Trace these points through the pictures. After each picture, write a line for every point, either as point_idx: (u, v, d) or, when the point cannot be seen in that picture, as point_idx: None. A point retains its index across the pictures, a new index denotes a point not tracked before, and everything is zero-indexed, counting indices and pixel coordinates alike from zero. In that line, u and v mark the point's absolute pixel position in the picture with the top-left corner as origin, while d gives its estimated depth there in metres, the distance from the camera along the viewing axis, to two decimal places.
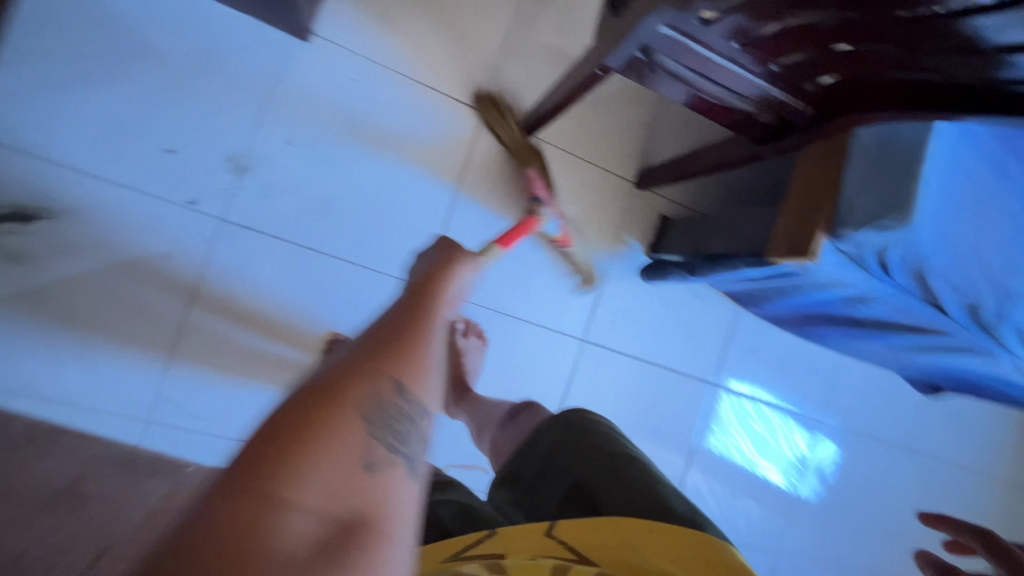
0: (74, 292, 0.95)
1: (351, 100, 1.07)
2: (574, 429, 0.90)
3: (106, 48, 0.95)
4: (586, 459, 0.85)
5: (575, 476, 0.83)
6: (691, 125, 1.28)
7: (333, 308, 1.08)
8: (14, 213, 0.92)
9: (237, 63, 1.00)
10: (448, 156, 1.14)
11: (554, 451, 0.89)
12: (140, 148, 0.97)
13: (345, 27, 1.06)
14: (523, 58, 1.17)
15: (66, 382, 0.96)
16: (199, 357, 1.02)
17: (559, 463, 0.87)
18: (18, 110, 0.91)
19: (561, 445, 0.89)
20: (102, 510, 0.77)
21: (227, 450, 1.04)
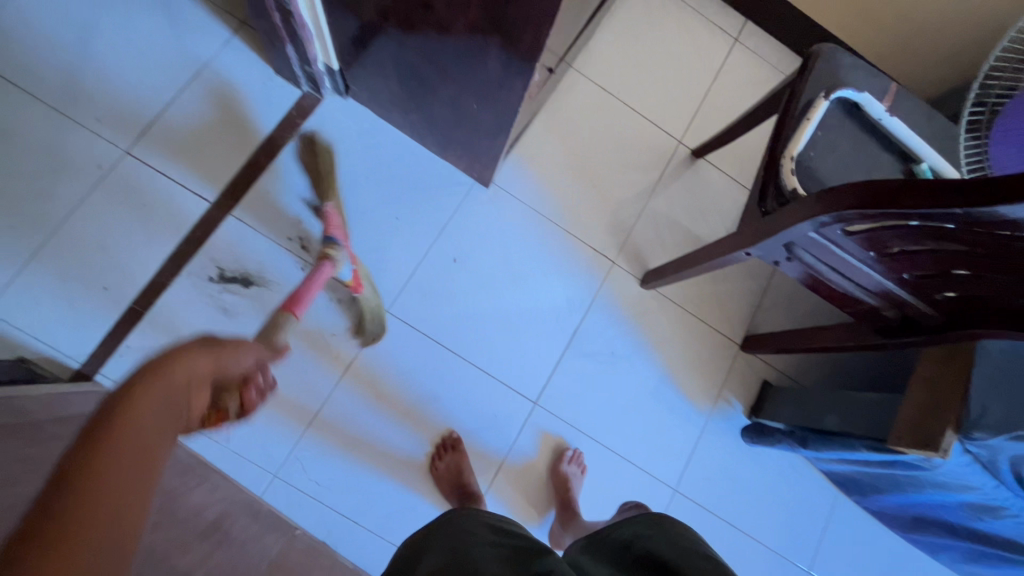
0: None
1: (509, 235, 1.30)
2: (659, 524, 0.73)
3: (343, 171, 1.24)
4: (665, 544, 0.67)
5: (651, 557, 0.65)
6: (798, 302, 1.39)
7: (454, 407, 1.19)
8: (238, 277, 1.15)
9: (431, 195, 1.27)
10: (577, 292, 1.31)
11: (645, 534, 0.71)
12: (343, 245, 1.21)
13: (517, 181, 1.32)
14: (653, 224, 1.38)
15: (223, 424, 1.09)
16: (332, 426, 1.13)
17: (636, 549, 0.68)
18: (269, 203, 1.20)
19: (639, 535, 0.71)
20: (239, 551, 0.84)
21: (330, 521, 1.09)
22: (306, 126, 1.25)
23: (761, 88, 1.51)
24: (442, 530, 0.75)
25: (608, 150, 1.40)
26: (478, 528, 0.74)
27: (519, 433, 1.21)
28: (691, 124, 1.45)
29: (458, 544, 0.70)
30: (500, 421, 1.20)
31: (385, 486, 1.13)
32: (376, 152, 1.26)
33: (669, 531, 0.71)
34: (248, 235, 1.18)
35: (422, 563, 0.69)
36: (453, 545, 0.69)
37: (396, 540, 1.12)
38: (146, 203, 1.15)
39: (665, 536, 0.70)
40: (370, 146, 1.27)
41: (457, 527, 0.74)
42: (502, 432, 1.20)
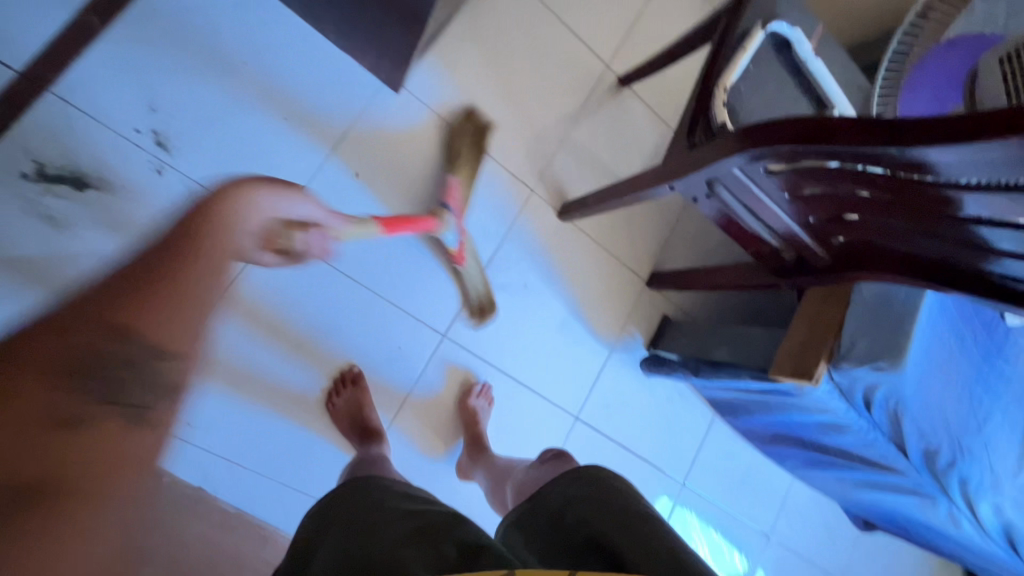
0: (100, 266, 0.91)
1: (420, 153, 1.16)
2: (593, 479, 0.73)
3: (211, 50, 0.99)
4: (599, 508, 0.67)
5: (588, 528, 0.66)
6: (702, 243, 1.45)
7: (356, 339, 1.09)
8: (66, 176, 0.90)
9: (328, 94, 1.07)
10: (493, 220, 1.23)
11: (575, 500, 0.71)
12: (214, 145, 0.99)
13: (432, 89, 1.17)
14: (574, 154, 1.32)
15: None
16: (205, 361, 0.97)
17: (569, 520, 0.69)
18: (105, 81, 0.92)
19: (570, 500, 0.71)
20: None
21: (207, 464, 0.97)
22: None
23: (692, 18, 1.46)
24: (352, 502, 0.69)
25: (535, 65, 1.28)
26: (390, 499, 0.69)
27: (424, 367, 1.15)
28: (621, 47, 1.37)
29: (373, 520, 0.64)
30: (406, 354, 1.13)
31: (273, 424, 1.02)
32: (255, 31, 1.02)
33: (605, 489, 0.71)
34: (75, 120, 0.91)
35: (328, 543, 0.64)
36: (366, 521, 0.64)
37: (286, 480, 1.03)
38: None
39: (600, 497, 0.70)
40: (247, 22, 1.02)
41: (369, 501, 0.68)
42: (408, 365, 1.14)
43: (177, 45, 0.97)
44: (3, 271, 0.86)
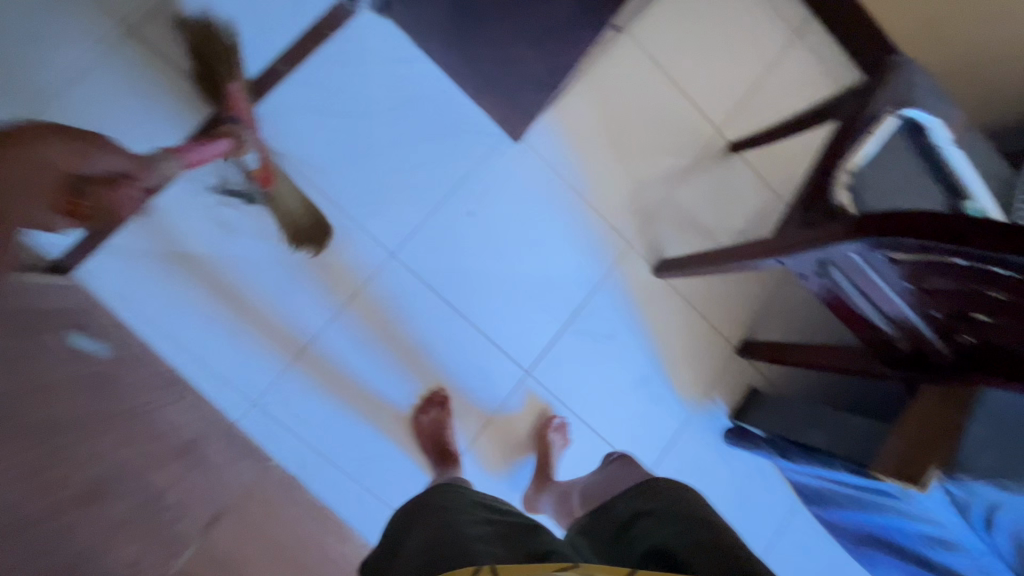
0: (252, 269, 1.07)
1: (529, 198, 1.24)
2: (651, 489, 0.73)
3: (367, 97, 1.15)
4: (660, 522, 0.68)
5: (650, 538, 0.67)
6: (801, 316, 1.39)
7: (448, 364, 1.16)
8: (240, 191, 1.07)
9: (457, 139, 1.19)
10: (588, 268, 1.27)
11: (641, 512, 0.71)
12: (357, 176, 1.13)
13: (548, 142, 1.26)
14: (676, 213, 1.34)
15: (208, 342, 1.04)
16: (320, 363, 1.09)
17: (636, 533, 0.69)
18: (282, 117, 1.11)
19: (637, 512, 0.72)
20: (213, 475, 0.82)
21: (304, 456, 1.07)
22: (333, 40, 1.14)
23: (811, 91, 1.45)
24: (433, 499, 0.75)
25: (647, 127, 1.33)
26: (466, 502, 0.73)
27: (505, 399, 1.20)
28: (734, 115, 1.39)
29: (449, 518, 0.69)
30: (490, 384, 1.19)
31: (364, 430, 1.11)
32: (405, 83, 1.17)
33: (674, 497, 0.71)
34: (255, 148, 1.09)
35: (413, 535, 0.70)
36: (447, 517, 0.69)
37: (367, 485, 1.11)
38: (148, 92, 1.04)
39: (668, 506, 0.69)
40: (400, 75, 1.17)
41: (446, 502, 0.73)
42: (490, 395, 1.19)
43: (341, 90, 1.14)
44: (180, 264, 1.04)
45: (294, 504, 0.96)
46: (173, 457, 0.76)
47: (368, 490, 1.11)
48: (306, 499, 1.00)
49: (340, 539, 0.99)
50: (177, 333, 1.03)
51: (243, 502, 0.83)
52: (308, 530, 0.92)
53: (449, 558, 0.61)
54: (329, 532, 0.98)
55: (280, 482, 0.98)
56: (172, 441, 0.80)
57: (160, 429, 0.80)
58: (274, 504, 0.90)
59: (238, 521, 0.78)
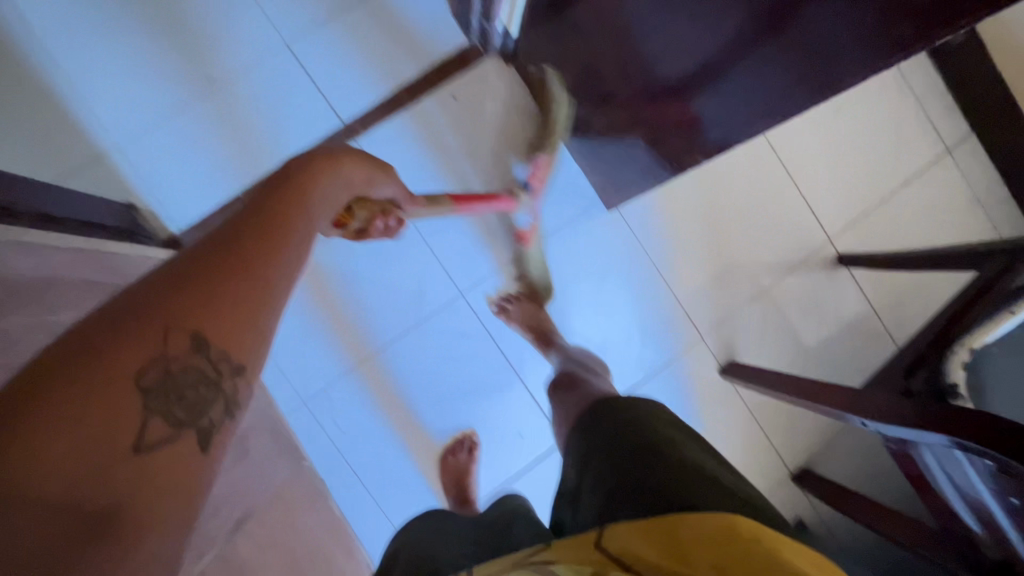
0: (332, 278, 1.13)
1: (608, 268, 1.22)
2: (597, 414, 0.74)
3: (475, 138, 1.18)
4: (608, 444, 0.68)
5: (597, 458, 0.68)
6: (873, 458, 1.25)
7: (487, 412, 1.17)
8: None
9: (551, 195, 1.20)
10: (651, 351, 1.23)
11: (589, 448, 0.71)
12: (447, 213, 1.16)
13: (641, 215, 1.22)
14: (760, 315, 1.25)
15: (278, 335, 1.12)
16: (370, 382, 1.14)
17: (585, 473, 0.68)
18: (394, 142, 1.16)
19: (588, 447, 0.71)
20: (253, 472, 0.87)
21: (335, 463, 1.12)
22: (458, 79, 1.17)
23: (949, 216, 1.30)
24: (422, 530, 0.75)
25: (749, 220, 1.25)
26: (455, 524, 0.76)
27: (533, 461, 1.18)
28: (851, 226, 1.28)
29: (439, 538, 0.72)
30: (523, 443, 1.18)
31: (394, 454, 1.14)
32: (515, 131, 1.19)
33: (625, 415, 0.71)
34: None
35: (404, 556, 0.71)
36: (436, 540, 0.71)
37: (385, 507, 1.14)
38: (284, 100, 1.10)
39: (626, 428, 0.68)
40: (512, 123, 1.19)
41: (441, 521, 0.76)
42: (520, 454, 1.18)
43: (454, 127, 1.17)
44: None
45: (315, 510, 1.00)
46: (224, 450, 0.82)
47: (382, 512, 1.14)
48: (326, 507, 1.05)
49: (348, 556, 1.02)
50: None
51: (270, 510, 0.87)
52: (320, 542, 0.96)
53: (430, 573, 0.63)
54: (339, 546, 1.01)
55: (308, 485, 1.03)
56: (227, 432, 0.86)
57: (220, 418, 0.86)
58: (297, 510, 0.95)
59: (263, 528, 0.83)
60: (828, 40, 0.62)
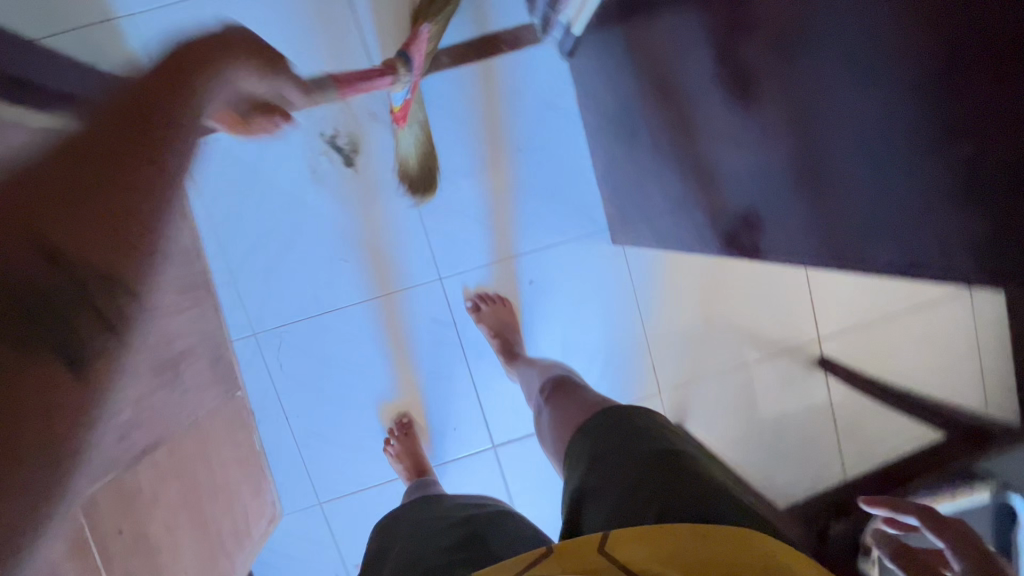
0: (316, 222, 1.09)
1: (593, 297, 1.18)
2: (592, 427, 0.71)
3: (504, 126, 1.11)
4: (609, 456, 0.64)
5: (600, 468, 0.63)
6: None
7: (428, 400, 1.16)
8: (345, 149, 1.08)
9: (561, 209, 1.15)
10: (608, 391, 1.21)
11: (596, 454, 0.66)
12: (451, 192, 1.11)
13: (644, 259, 1.18)
14: (724, 392, 1.24)
15: (247, 261, 1.09)
16: (325, 334, 1.12)
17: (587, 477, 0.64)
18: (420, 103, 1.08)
19: (595, 452, 0.66)
20: (178, 397, 0.86)
21: (268, 400, 1.13)
22: (506, 58, 1.09)
23: (948, 356, 1.24)
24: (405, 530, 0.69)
25: (747, 295, 1.22)
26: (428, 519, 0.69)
27: (457, 459, 1.18)
28: (845, 333, 1.23)
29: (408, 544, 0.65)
30: (454, 440, 1.17)
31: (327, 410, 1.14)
32: (546, 133, 1.12)
33: (634, 422, 0.67)
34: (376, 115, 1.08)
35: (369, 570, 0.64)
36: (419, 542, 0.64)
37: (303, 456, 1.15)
38: (317, 17, 1.01)
39: (637, 432, 0.65)
40: (547, 124, 1.12)
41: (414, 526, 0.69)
42: (447, 450, 1.17)
43: (485, 106, 1.10)
44: (261, 184, 1.07)
45: (232, 443, 1.01)
46: (153, 371, 0.81)
47: (300, 460, 1.15)
48: (246, 441, 1.06)
49: (252, 493, 1.04)
50: (227, 240, 1.08)
51: (185, 435, 0.87)
52: (227, 476, 0.97)
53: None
54: (246, 482, 1.02)
55: (233, 417, 1.03)
56: (162, 353, 0.84)
57: (159, 337, 0.84)
58: (214, 440, 0.95)
59: (169, 453, 0.83)
60: (834, 203, 0.55)
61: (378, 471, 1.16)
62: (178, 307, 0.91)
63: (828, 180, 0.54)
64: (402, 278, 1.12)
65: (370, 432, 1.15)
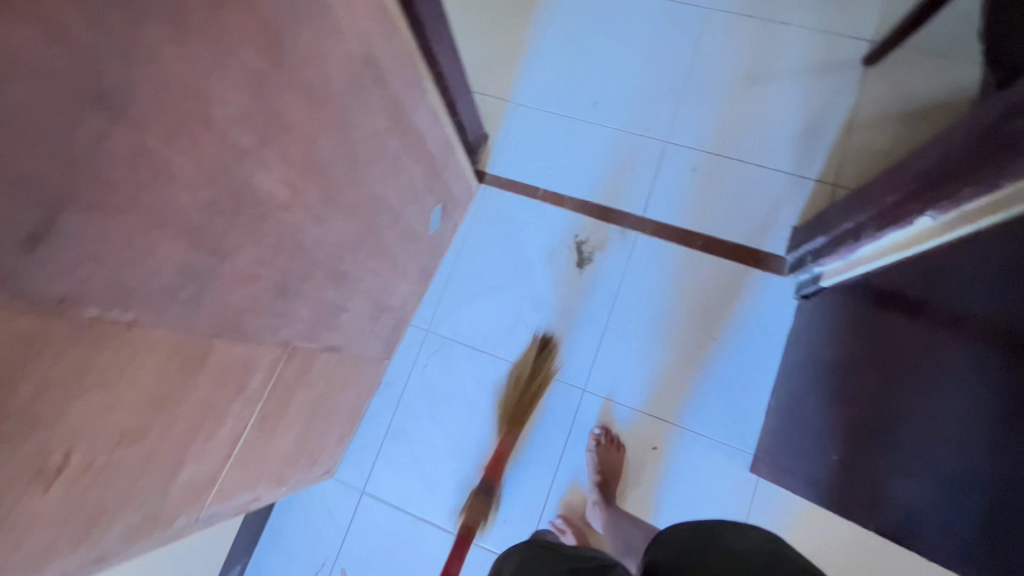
0: (528, 287, 1.28)
1: (698, 504, 1.15)
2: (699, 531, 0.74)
3: (716, 313, 1.21)
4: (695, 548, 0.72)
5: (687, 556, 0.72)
6: None
7: (506, 478, 1.21)
8: (585, 253, 1.28)
9: (721, 408, 1.17)
10: None
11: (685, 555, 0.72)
12: (639, 336, 1.23)
13: (771, 506, 1.12)
14: None
15: (462, 279, 1.31)
16: (472, 368, 1.27)
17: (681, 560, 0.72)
18: (661, 257, 1.26)
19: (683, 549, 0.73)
20: (361, 331, 1.04)
21: (397, 384, 1.27)
22: (750, 267, 1.22)
23: None
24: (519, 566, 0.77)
25: None
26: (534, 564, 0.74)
27: (488, 547, 1.19)
28: None
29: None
30: (501, 528, 1.19)
31: (428, 424, 1.25)
32: (746, 341, 1.20)
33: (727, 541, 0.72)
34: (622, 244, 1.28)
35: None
36: None
37: (382, 443, 1.25)
38: (628, 171, 1.32)
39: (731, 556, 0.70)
40: (752, 335, 1.20)
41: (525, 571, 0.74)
42: (491, 531, 1.19)
43: (710, 291, 1.22)
44: (512, 240, 1.32)
45: (356, 394, 1.15)
46: (367, 301, 1.00)
47: (380, 447, 1.25)
48: (363, 400, 1.19)
49: (337, 439, 1.15)
50: (461, 258, 1.31)
51: (349, 360, 1.04)
52: (338, 414, 1.10)
53: None
54: (340, 430, 1.14)
55: (371, 376, 1.18)
56: (377, 295, 1.04)
57: (385, 284, 1.05)
58: (352, 381, 1.10)
59: (336, 363, 1.00)
60: (886, 357, 0.90)
61: (423, 504, 1.22)
62: (405, 274, 1.13)
63: (893, 452, 0.85)
64: (556, 370, 1.23)
65: (445, 467, 1.23)
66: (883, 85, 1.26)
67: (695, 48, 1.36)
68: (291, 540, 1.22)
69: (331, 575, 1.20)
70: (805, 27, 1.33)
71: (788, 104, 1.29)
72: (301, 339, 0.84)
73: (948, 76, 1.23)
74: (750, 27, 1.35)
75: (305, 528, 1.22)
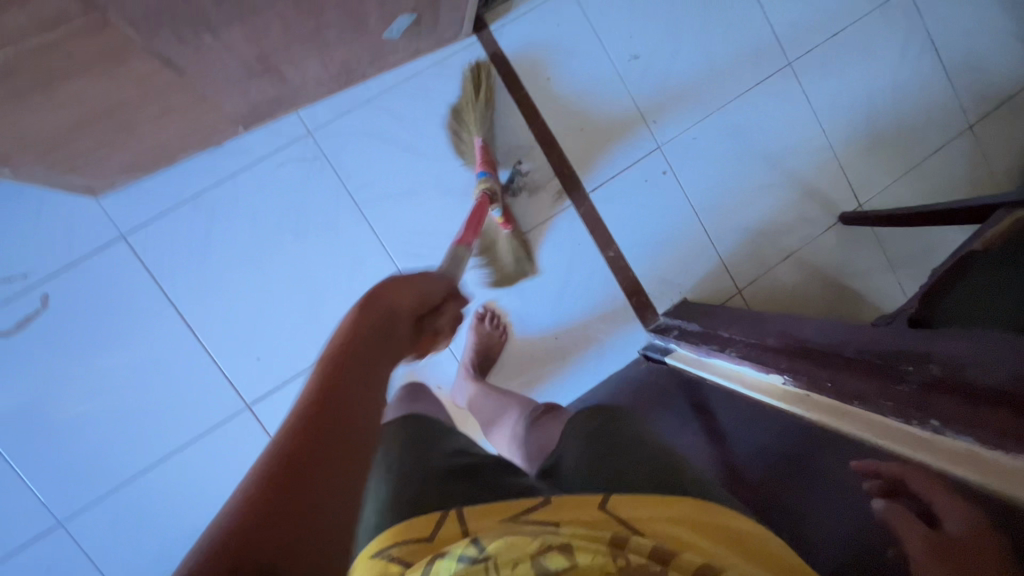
0: (441, 170, 1.12)
1: None
2: (593, 416, 0.74)
3: (575, 318, 1.19)
4: (596, 441, 0.69)
5: (594, 443, 0.69)
6: None
7: (285, 324, 1.07)
8: (515, 185, 1.15)
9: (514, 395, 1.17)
10: None
11: (591, 446, 0.69)
12: (499, 289, 1.15)
13: None
14: None
15: (385, 110, 1.09)
16: (325, 202, 1.08)
17: (599, 454, 0.67)
18: (571, 239, 1.18)
19: (588, 442, 0.69)
20: (225, 72, 0.78)
21: (240, 157, 1.04)
22: (626, 305, 1.21)
23: None
24: (416, 437, 0.71)
25: None
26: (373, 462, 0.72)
27: (218, 367, 1.05)
28: None
29: (395, 470, 0.66)
30: (246, 363, 1.06)
31: (245, 221, 1.05)
32: (580, 357, 1.19)
33: (593, 425, 0.72)
34: (549, 199, 1.17)
35: (365, 524, 0.64)
36: (415, 455, 0.68)
37: (178, 206, 1.03)
38: (612, 142, 1.19)
39: (617, 425, 0.71)
40: (587, 355, 1.19)
41: (422, 436, 0.72)
42: (233, 360, 1.05)
43: (585, 298, 1.19)
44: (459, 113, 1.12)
45: (180, 133, 0.90)
46: (251, 47, 0.75)
47: (177, 204, 1.03)
48: (185, 145, 0.95)
49: (121, 164, 0.90)
50: (398, 91, 1.09)
51: (189, 95, 0.79)
52: (141, 138, 0.85)
53: (408, 501, 0.61)
54: (136, 155, 0.89)
55: (210, 127, 0.93)
56: (271, 49, 0.78)
57: (289, 44, 0.79)
58: (181, 117, 0.84)
59: (166, 83, 0.73)
60: (728, 400, 0.91)
61: (173, 285, 1.03)
62: (323, 53, 0.87)
63: (704, 400, 0.98)
64: (405, 263, 1.11)
65: (232, 269, 1.05)
66: (836, 243, 1.29)
67: (752, 86, 1.25)
68: (1, 225, 0.98)
69: (29, 291, 1.00)
70: (832, 149, 1.29)
71: (767, 200, 1.27)
72: (125, 23, 0.58)
73: (877, 276, 1.30)
74: (800, 111, 1.28)
75: (30, 229, 0.99)
